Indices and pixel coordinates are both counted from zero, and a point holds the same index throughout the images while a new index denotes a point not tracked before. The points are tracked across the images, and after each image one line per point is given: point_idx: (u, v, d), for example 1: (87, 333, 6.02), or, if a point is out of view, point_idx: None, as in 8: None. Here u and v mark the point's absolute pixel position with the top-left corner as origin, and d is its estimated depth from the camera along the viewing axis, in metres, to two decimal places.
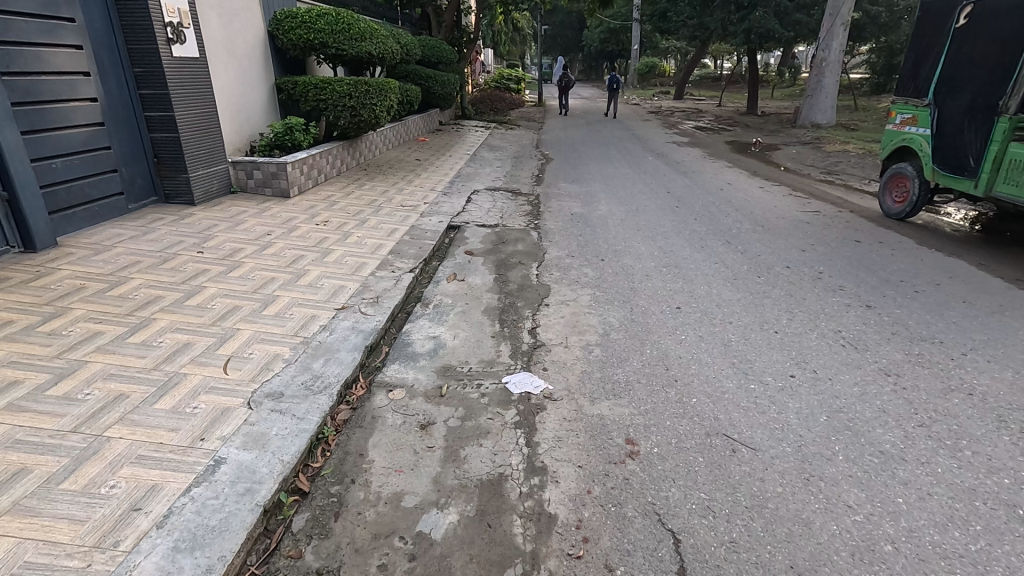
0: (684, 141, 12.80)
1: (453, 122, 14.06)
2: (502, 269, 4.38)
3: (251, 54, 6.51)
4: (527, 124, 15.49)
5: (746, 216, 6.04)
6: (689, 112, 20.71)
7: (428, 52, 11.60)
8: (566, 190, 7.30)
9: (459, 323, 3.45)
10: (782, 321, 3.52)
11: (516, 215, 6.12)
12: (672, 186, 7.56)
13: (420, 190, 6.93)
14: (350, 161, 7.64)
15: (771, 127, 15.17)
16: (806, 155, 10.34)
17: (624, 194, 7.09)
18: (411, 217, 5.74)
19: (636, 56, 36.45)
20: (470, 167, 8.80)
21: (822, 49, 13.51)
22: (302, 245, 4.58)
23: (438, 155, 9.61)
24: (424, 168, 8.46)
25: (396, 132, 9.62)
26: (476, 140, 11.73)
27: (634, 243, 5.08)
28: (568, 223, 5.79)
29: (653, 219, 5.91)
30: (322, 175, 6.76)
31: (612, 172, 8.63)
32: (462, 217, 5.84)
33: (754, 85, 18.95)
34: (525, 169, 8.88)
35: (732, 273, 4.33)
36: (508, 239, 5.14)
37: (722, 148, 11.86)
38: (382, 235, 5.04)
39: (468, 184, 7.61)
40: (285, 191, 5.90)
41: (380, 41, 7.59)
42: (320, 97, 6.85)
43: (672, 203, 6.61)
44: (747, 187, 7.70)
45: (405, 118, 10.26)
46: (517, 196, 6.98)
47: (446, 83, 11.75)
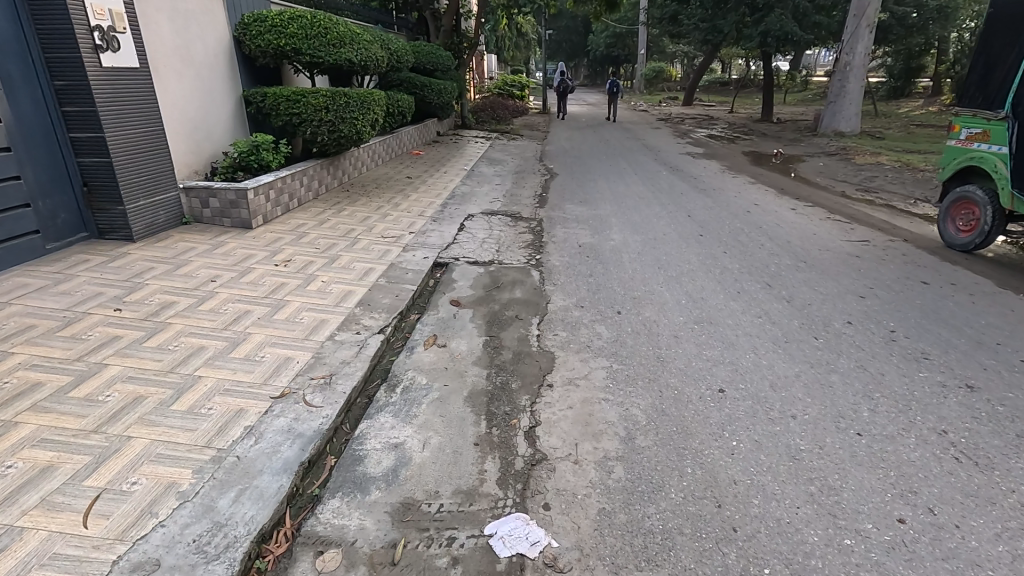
0: (699, 152, 11.94)
1: (452, 133, 13.28)
2: (494, 328, 3.53)
3: (214, 63, 5.70)
4: (530, 134, 14.67)
5: (783, 249, 5.17)
6: (700, 118, 19.87)
7: (423, 58, 10.82)
8: (573, 214, 6.46)
9: (431, 419, 2.60)
10: (861, 414, 2.65)
11: (514, 247, 5.28)
12: (692, 208, 6.70)
13: (407, 216, 6.10)
14: (330, 180, 6.83)
15: (790, 135, 14.29)
16: (836, 168, 9.44)
17: (638, 218, 6.23)
18: (391, 251, 4.91)
19: (642, 61, 35.74)
20: (466, 185, 7.97)
21: (846, 53, 12.68)
22: (251, 296, 3.77)
23: (433, 171, 8.80)
24: (415, 186, 7.64)
25: (385, 147, 8.82)
26: (475, 153, 10.93)
27: (655, 287, 4.22)
28: (575, 258, 4.94)
29: (675, 252, 5.05)
30: (295, 200, 5.95)
31: (623, 190, 7.77)
32: (452, 252, 5.01)
33: (769, 90, 18.08)
34: (527, 187, 8.05)
35: (783, 334, 3.45)
36: (504, 282, 4.29)
37: (741, 159, 11.00)
38: (353, 279, 4.22)
39: (462, 206, 6.78)
40: (246, 221, 5.09)
41: (363, 45, 6.76)
42: (293, 110, 6.04)
43: (695, 231, 5.74)
44: (776, 208, 6.82)
45: (397, 131, 9.47)
46: (517, 222, 6.15)
47: (442, 92, 10.94)
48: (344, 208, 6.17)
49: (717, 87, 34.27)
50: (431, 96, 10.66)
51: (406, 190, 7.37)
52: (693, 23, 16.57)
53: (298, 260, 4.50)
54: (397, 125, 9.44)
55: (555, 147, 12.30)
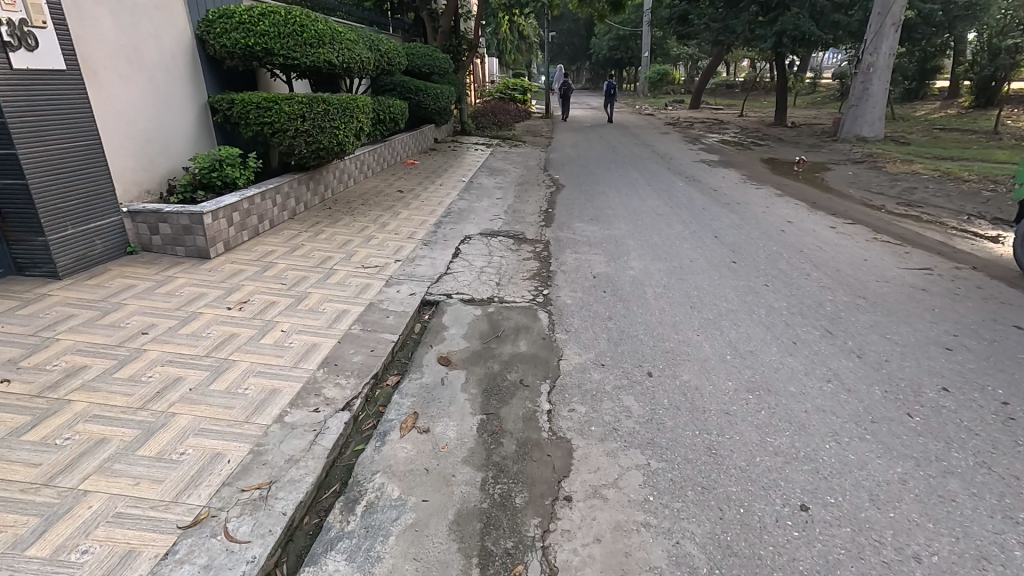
0: (714, 159, 11.17)
1: (451, 140, 12.55)
2: (492, 400, 2.76)
3: (172, 66, 4.95)
4: (533, 140, 13.93)
5: (834, 281, 4.39)
6: (710, 123, 19.09)
7: (418, 61, 10.08)
8: (583, 235, 5.70)
9: (401, 566, 1.83)
10: (1013, 554, 1.87)
11: (517, 279, 4.51)
12: (718, 228, 5.93)
13: (394, 239, 5.34)
14: (310, 196, 6.09)
15: (808, 140, 13.51)
16: (867, 178, 8.66)
17: (658, 240, 5.46)
18: (371, 286, 4.16)
19: (646, 64, 35.02)
20: (463, 199, 7.22)
21: (870, 53, 11.92)
22: (187, 355, 3.01)
23: (426, 183, 8.05)
24: (406, 201, 6.89)
25: (374, 157, 8.08)
26: (474, 161, 10.19)
27: (690, 336, 3.45)
28: (589, 293, 4.17)
29: (706, 285, 4.29)
30: (266, 221, 5.20)
31: (637, 205, 7.00)
32: (444, 286, 4.25)
33: (782, 93, 17.31)
34: (530, 202, 7.30)
35: (866, 411, 2.67)
36: (505, 329, 3.52)
37: (761, 168, 10.23)
38: (320, 327, 3.46)
39: (458, 225, 6.02)
40: (202, 250, 4.34)
41: (346, 45, 6.00)
42: (264, 119, 5.27)
43: (725, 256, 4.98)
44: (813, 227, 6.04)
45: (389, 140, 8.73)
46: (520, 245, 5.40)
47: (439, 97, 10.21)
48: (322, 230, 5.42)
49: (723, 90, 33.55)
50: (427, 102, 9.93)
51: (396, 205, 6.61)
52: (703, 24, 15.83)
53: (258, 300, 3.75)
54: (389, 133, 8.69)
55: (559, 155, 11.55)
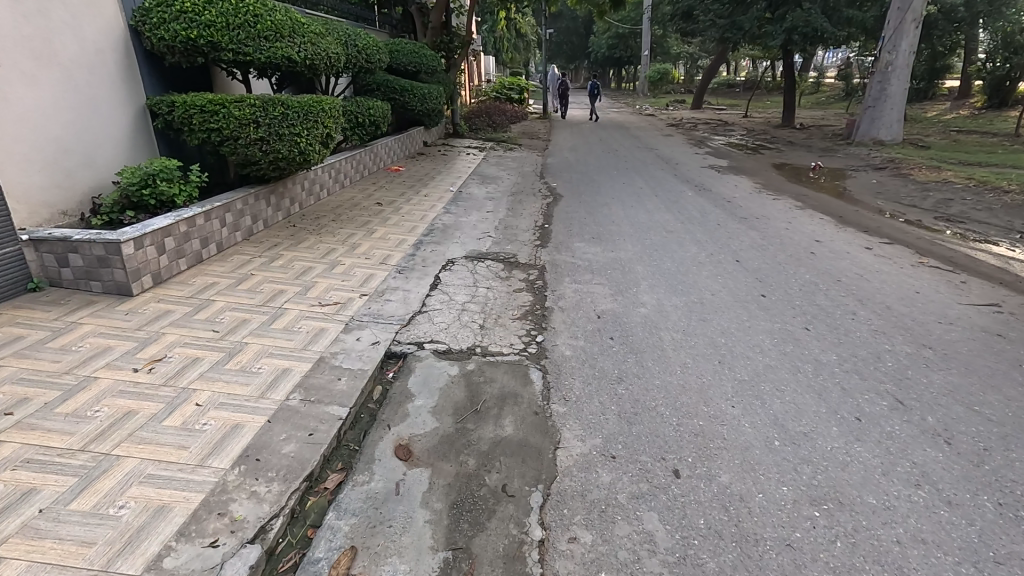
0: (724, 164, 10.41)
1: (442, 143, 11.81)
2: (462, 524, 2.00)
3: (97, 62, 4.17)
4: (530, 143, 13.19)
5: (888, 324, 3.63)
6: (714, 124, 18.32)
7: (404, 58, 9.31)
8: (584, 259, 4.94)
9: None
10: None
11: (506, 319, 3.75)
12: (738, 249, 5.18)
13: (364, 265, 4.59)
14: (271, 212, 5.32)
15: (820, 144, 12.75)
16: (894, 188, 7.90)
17: (672, 267, 4.69)
18: (327, 332, 3.41)
19: (645, 63, 34.26)
20: (448, 213, 6.45)
21: (888, 50, 11.20)
22: (54, 448, 2.25)
23: (409, 193, 7.28)
24: (384, 215, 6.12)
25: (351, 165, 7.30)
26: (465, 167, 9.44)
27: (722, 411, 2.68)
28: (592, 341, 3.41)
29: (735, 330, 3.52)
30: (212, 245, 4.43)
31: (644, 220, 6.24)
32: (415, 331, 3.49)
33: (791, 93, 16.55)
34: (525, 216, 6.53)
35: (983, 545, 1.91)
36: (486, 398, 2.76)
37: (774, 174, 9.48)
38: (248, 398, 2.69)
39: (440, 246, 5.25)
40: (122, 286, 3.59)
41: (313, 39, 5.20)
42: (210, 125, 4.49)
43: (752, 289, 4.22)
44: (846, 248, 5.29)
45: (370, 145, 7.98)
46: (511, 272, 4.64)
47: (427, 97, 9.43)
48: (280, 254, 4.66)
49: (725, 91, 32.79)
50: (413, 103, 9.14)
51: (372, 221, 5.84)
52: (708, 20, 15.06)
53: (177, 356, 2.99)
54: (370, 138, 7.93)
55: (557, 160, 10.77)
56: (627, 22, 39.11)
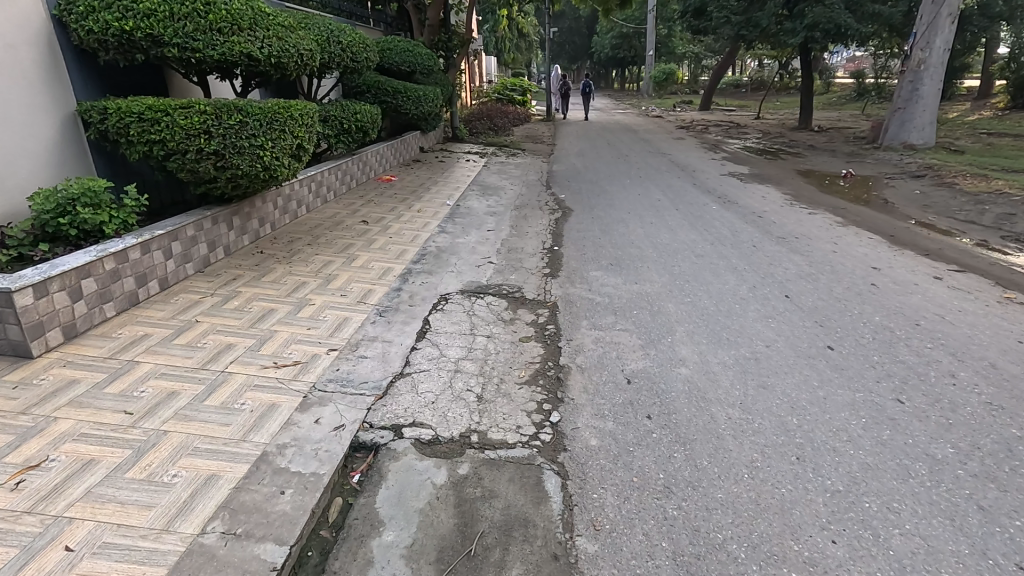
0: (745, 171, 9.60)
1: (440, 149, 11.03)
2: None
3: (7, 61, 3.36)
4: (534, 148, 12.39)
5: (1004, 393, 2.82)
6: (727, 126, 17.48)
7: (398, 57, 8.51)
8: (604, 295, 4.14)
9: None
10: None
11: (511, 383, 2.96)
12: (784, 281, 4.38)
13: (338, 304, 3.80)
14: (234, 235, 4.54)
15: (844, 148, 11.93)
16: (942, 200, 7.08)
17: (711, 307, 3.88)
18: (278, 410, 2.62)
19: (650, 63, 33.42)
20: (443, 232, 5.67)
21: (922, 47, 10.38)
22: None
23: (400, 207, 6.50)
24: (369, 236, 5.32)
25: (335, 176, 6.54)
26: (464, 176, 8.65)
27: (822, 554, 1.88)
28: (623, 421, 2.61)
29: (807, 406, 2.71)
30: (152, 282, 3.64)
31: (669, 241, 5.44)
32: (393, 407, 2.69)
33: (808, 94, 15.70)
34: (531, 235, 5.74)
35: None
36: (486, 531, 1.97)
37: (803, 183, 8.66)
38: (141, 534, 1.89)
39: (433, 276, 4.47)
40: (17, 347, 2.81)
41: (281, 32, 4.35)
42: (151, 135, 3.68)
43: (814, 338, 3.41)
44: (913, 277, 4.48)
45: (358, 154, 7.20)
46: (516, 313, 3.85)
47: (423, 100, 8.64)
48: (238, 290, 3.87)
49: (732, 92, 32.00)
50: (408, 107, 8.35)
51: (355, 244, 5.05)
52: (723, 16, 14.09)
53: (61, 459, 2.20)
54: (357, 145, 7.13)
55: (563, 167, 9.98)
56: (632, 21, 38.32)
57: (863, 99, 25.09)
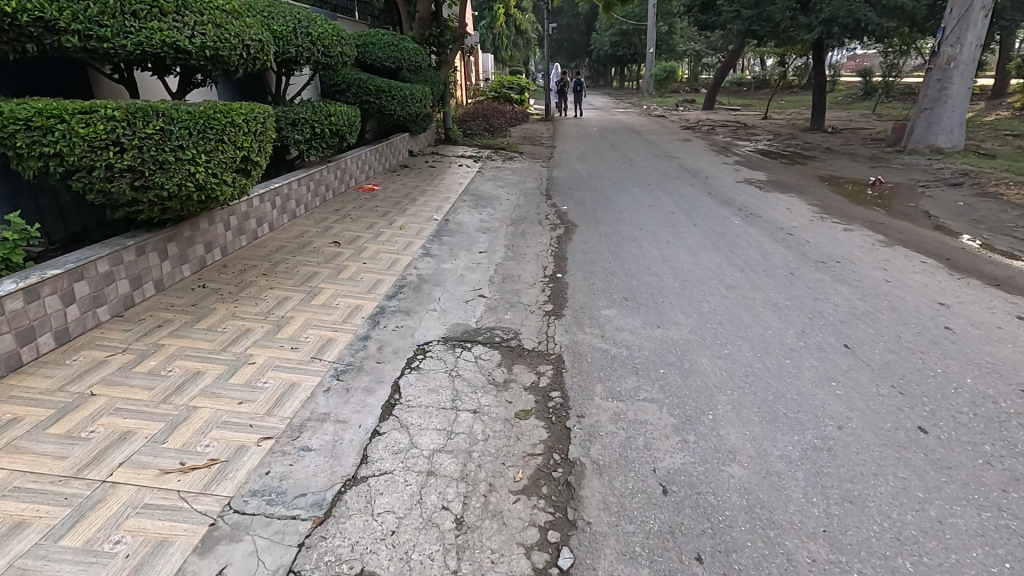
0: (762, 178, 8.82)
1: (431, 153, 10.24)
2: None
3: None
4: (532, 151, 11.58)
5: None
6: (735, 127, 16.69)
7: (382, 52, 7.67)
8: (621, 344, 3.35)
9: None
10: None
11: (504, 492, 2.18)
12: (838, 324, 3.59)
13: (286, 362, 3.00)
14: (168, 266, 3.74)
15: (865, 152, 11.17)
16: (992, 214, 6.30)
17: (757, 364, 3.10)
18: (169, 551, 1.83)
19: (651, 60, 32.60)
20: (428, 255, 4.88)
21: (952, 43, 9.60)
22: None
23: (380, 223, 5.71)
24: (338, 261, 4.53)
25: (304, 188, 5.75)
26: (455, 185, 7.85)
27: None
28: (664, 567, 1.83)
29: (920, 538, 1.93)
30: (45, 337, 2.85)
31: (691, 267, 4.65)
32: (337, 543, 1.90)
33: (821, 93, 14.91)
34: (530, 260, 4.95)
35: None
36: None
37: (828, 192, 7.88)
38: None
39: (411, 316, 3.68)
40: None
41: (219, 17, 3.53)
42: (42, 150, 2.84)
43: (898, 414, 2.63)
44: (992, 318, 3.70)
45: (332, 163, 6.40)
46: (511, 372, 3.07)
47: (410, 99, 7.82)
48: (162, 342, 3.08)
49: (736, 90, 31.23)
50: (392, 108, 7.51)
51: (320, 272, 4.27)
52: (733, 10, 13.24)
53: None
54: (331, 152, 6.32)
55: (564, 173, 9.19)
56: (632, 18, 37.45)
57: (871, 98, 24.31)
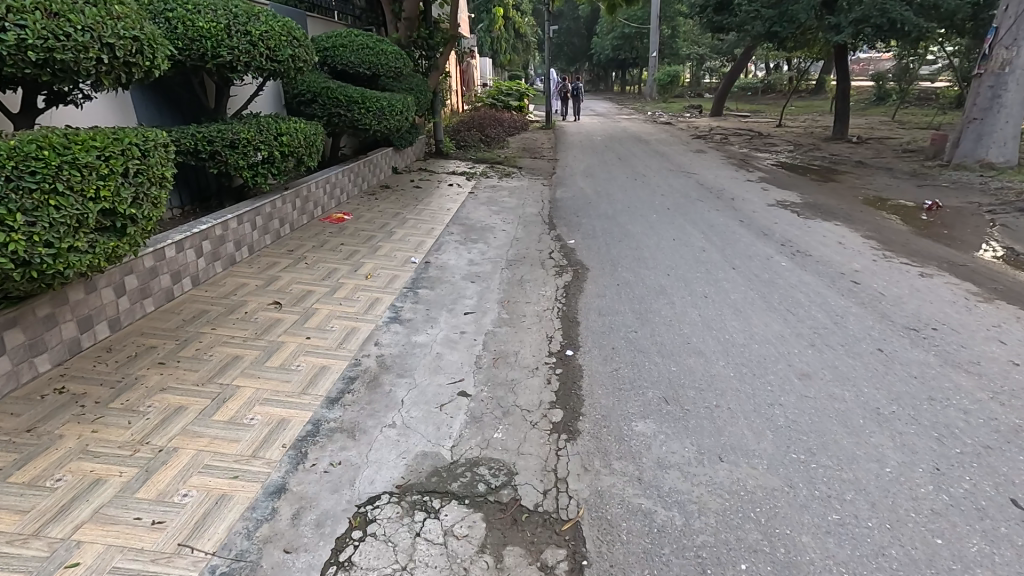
0: (797, 200, 7.70)
1: (419, 169, 9.11)
2: None
3: None
4: (533, 165, 10.47)
5: None
6: (749, 136, 15.61)
7: (358, 55, 6.54)
8: (668, 500, 2.20)
9: None
10: None
11: None
12: (988, 454, 2.43)
13: (131, 556, 1.85)
14: (7, 363, 2.58)
15: (903, 166, 10.03)
16: None
17: (892, 551, 1.95)
18: None
19: (655, 65, 31.68)
20: (396, 320, 3.74)
21: (1008, 45, 8.47)
22: None
23: (342, 269, 4.57)
24: (272, 336, 3.37)
25: (247, 225, 4.61)
26: (442, 211, 6.72)
27: None
28: None
29: None
30: None
31: (744, 341, 3.51)
32: None
33: (845, 99, 13.80)
34: (531, 325, 3.81)
35: None
36: None
37: (880, 218, 6.73)
38: None
39: (358, 439, 2.53)
40: None
41: (58, 4, 2.61)
42: None
43: None
44: None
45: (282, 195, 5.21)
46: (499, 567, 1.91)
47: (390, 111, 6.67)
48: None
49: (742, 95, 30.26)
50: (366, 121, 6.35)
51: (242, 357, 3.11)
52: (753, 10, 12.10)
53: None
54: (282, 180, 5.12)
55: (569, 193, 8.06)
56: (636, 20, 36.33)
57: (888, 105, 23.22)
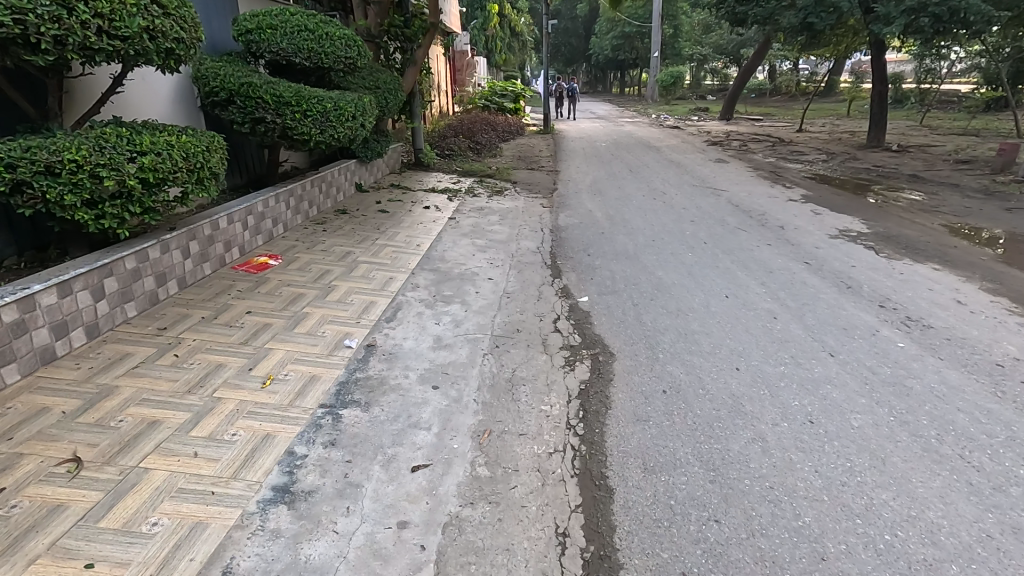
0: (864, 229, 6.10)
1: (390, 185, 7.47)
2: None
3: None
4: (529, 178, 8.86)
5: None
6: (770, 142, 14.05)
7: (294, 40, 4.84)
8: None
9: None
10: None
11: None
12: None
13: None
14: None
15: (970, 182, 8.45)
16: None
17: None
18: None
19: (656, 66, 30.21)
20: (284, 499, 2.07)
21: None
22: None
23: (232, 365, 2.91)
24: (8, 571, 1.69)
25: (81, 297, 2.93)
26: (410, 248, 5.07)
27: None
28: None
29: None
30: None
31: (928, 560, 1.86)
32: None
33: (882, 101, 12.25)
34: (527, 501, 2.15)
35: None
36: None
37: (988, 258, 5.12)
38: None
39: None
40: None
41: None
42: None
43: None
44: None
45: (158, 244, 3.48)
46: None
47: (338, 114, 5.00)
48: None
49: (748, 98, 28.79)
50: (303, 129, 4.71)
51: None
52: None
53: None
54: (155, 221, 3.38)
55: (576, 217, 6.44)
56: (636, 19, 34.69)
57: (908, 106, 21.75)
